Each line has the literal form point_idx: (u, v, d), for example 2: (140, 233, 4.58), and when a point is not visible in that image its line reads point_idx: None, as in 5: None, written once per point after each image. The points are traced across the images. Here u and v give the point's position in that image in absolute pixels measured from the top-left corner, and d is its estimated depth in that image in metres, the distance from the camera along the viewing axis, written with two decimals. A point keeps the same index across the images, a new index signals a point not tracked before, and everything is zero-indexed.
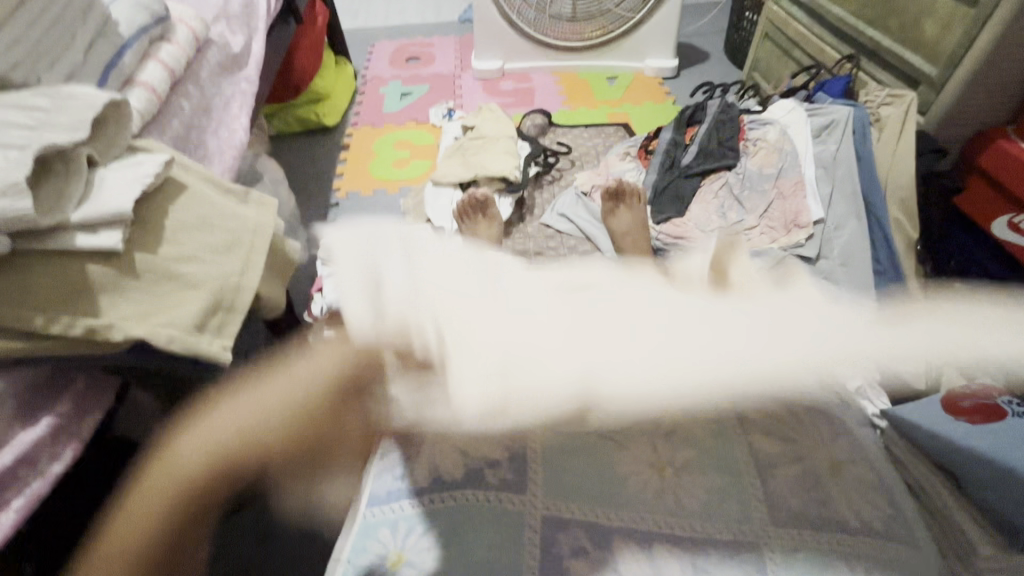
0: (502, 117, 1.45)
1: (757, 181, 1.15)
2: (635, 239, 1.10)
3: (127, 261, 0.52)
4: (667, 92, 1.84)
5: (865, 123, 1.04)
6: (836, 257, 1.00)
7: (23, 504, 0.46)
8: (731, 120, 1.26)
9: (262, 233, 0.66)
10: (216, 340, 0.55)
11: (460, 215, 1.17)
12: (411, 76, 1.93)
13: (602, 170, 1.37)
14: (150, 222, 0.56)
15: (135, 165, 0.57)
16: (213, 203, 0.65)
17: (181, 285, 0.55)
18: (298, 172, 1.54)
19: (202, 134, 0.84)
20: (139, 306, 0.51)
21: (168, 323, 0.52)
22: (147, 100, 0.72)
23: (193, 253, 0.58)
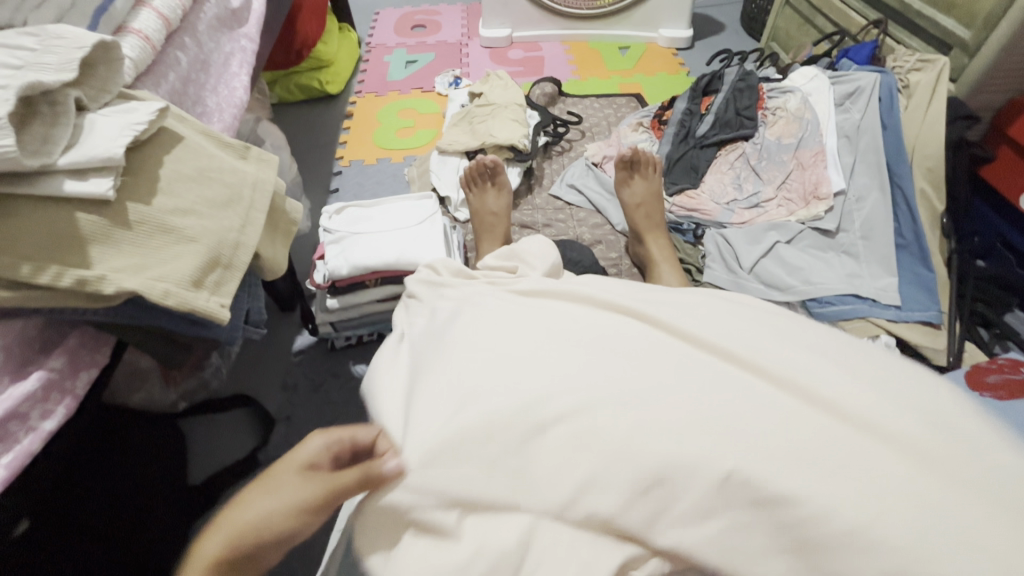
0: (511, 84, 1.40)
1: (775, 152, 1.11)
2: (648, 210, 1.07)
3: (118, 211, 0.50)
4: (681, 63, 1.77)
5: (893, 89, 0.98)
6: (856, 230, 0.97)
7: (13, 461, 0.44)
8: (750, 89, 1.21)
9: (262, 190, 0.63)
10: (214, 297, 0.52)
11: (467, 183, 1.13)
12: (417, 44, 1.87)
13: (614, 141, 1.33)
14: (143, 172, 0.53)
15: (128, 112, 0.55)
16: (210, 156, 0.61)
17: (177, 238, 0.52)
18: (300, 140, 1.50)
19: (200, 89, 0.81)
20: (132, 258, 0.49)
21: (162, 276, 0.49)
22: (141, 48, 0.68)
23: (190, 206, 0.55)
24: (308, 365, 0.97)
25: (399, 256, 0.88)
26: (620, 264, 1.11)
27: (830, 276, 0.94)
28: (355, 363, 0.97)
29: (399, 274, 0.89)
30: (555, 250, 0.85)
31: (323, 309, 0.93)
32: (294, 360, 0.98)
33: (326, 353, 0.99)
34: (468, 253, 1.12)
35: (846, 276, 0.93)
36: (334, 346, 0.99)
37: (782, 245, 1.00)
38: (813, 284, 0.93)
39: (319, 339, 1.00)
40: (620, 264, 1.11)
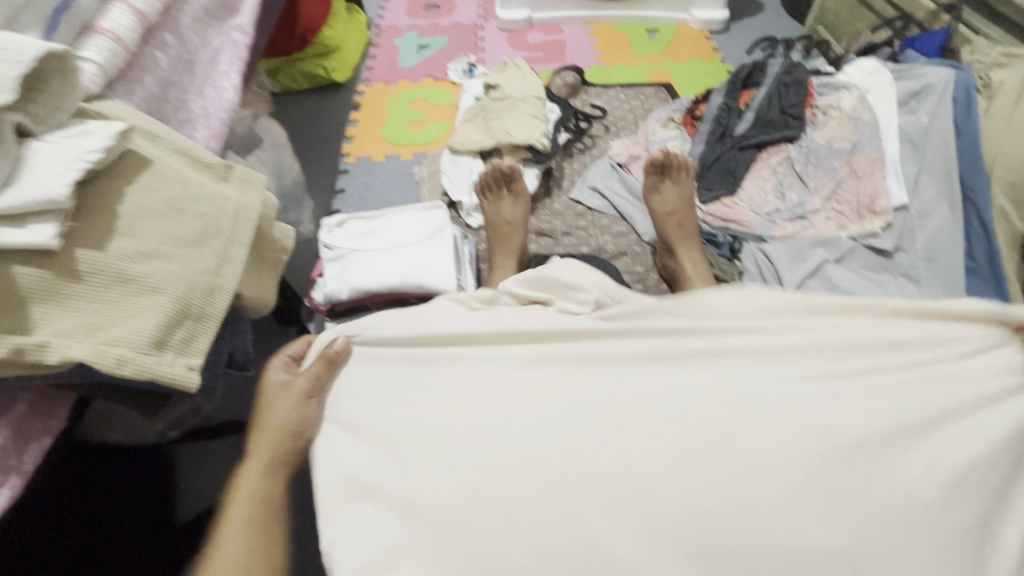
0: (529, 75, 1.29)
1: (825, 156, 1.00)
2: (680, 220, 0.97)
3: (68, 261, 0.42)
4: (715, 48, 1.63)
5: (970, 88, 0.87)
6: (918, 251, 0.86)
7: None
8: (797, 83, 1.09)
9: (244, 220, 0.55)
10: (180, 360, 0.45)
11: (481, 187, 1.04)
12: (430, 27, 1.75)
13: (641, 139, 1.21)
14: (100, 208, 0.46)
15: (83, 137, 0.47)
16: (185, 181, 0.53)
17: (138, 289, 0.45)
18: (305, 134, 1.42)
19: (183, 93, 0.72)
20: (83, 317, 0.41)
21: (117, 340, 0.42)
22: (111, 52, 0.60)
23: (156, 247, 0.47)
24: None
25: (405, 278, 0.80)
26: (647, 279, 1.02)
27: None
28: None
29: (405, 296, 0.81)
30: (602, 275, 0.63)
31: (323, 331, 0.86)
32: None
33: None
34: (480, 266, 1.03)
35: None
36: None
37: (831, 265, 0.89)
38: None
39: None
40: (645, 279, 1.02)
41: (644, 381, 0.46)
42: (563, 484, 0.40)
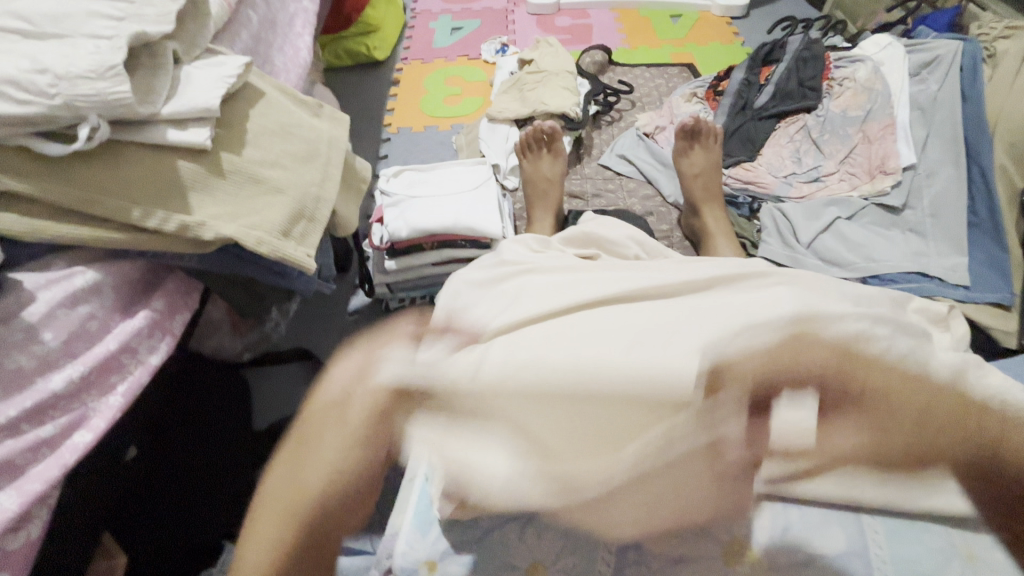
0: (561, 51, 1.38)
1: (839, 124, 1.08)
2: (706, 181, 1.04)
3: (215, 161, 0.52)
4: (735, 33, 1.71)
5: (977, 59, 0.95)
6: (924, 208, 0.94)
7: (127, 389, 0.47)
8: (815, 58, 1.17)
9: (337, 147, 0.65)
10: (300, 248, 0.54)
11: (521, 149, 1.13)
12: (462, 11, 1.85)
13: (666, 111, 1.30)
14: (233, 124, 0.55)
15: (217, 66, 0.56)
16: (290, 112, 0.63)
17: (267, 189, 0.54)
18: (349, 107, 1.52)
19: (269, 49, 0.82)
20: (228, 206, 0.51)
21: (255, 225, 0.51)
22: (220, 6, 0.70)
23: (276, 159, 0.57)
24: (362, 325, 1.01)
25: (458, 221, 0.89)
26: (672, 237, 1.10)
27: (894, 254, 0.91)
28: None
29: (457, 237, 0.90)
30: (624, 227, 0.93)
31: (380, 271, 0.95)
32: (350, 319, 1.01)
33: (380, 314, 1.01)
34: (518, 221, 1.12)
35: (912, 255, 0.91)
36: (388, 307, 1.01)
37: (843, 221, 0.97)
38: (876, 261, 0.91)
39: (372, 301, 1.03)
40: (671, 236, 1.10)
41: (653, 311, 0.65)
42: None
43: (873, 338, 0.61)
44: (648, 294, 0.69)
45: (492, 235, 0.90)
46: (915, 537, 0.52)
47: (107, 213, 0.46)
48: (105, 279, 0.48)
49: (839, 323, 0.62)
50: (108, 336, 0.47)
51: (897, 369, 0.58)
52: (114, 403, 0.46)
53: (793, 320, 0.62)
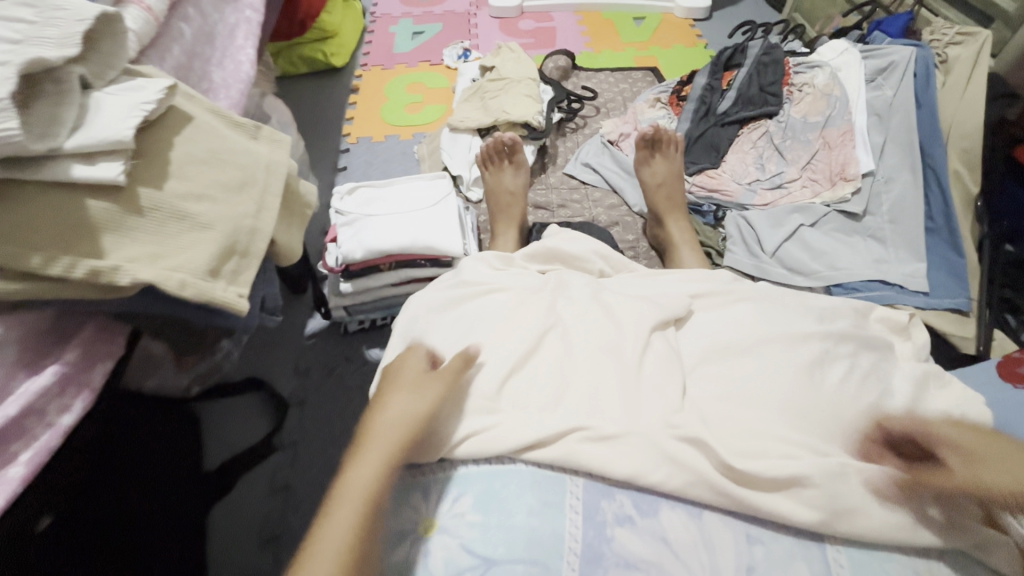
0: (523, 57, 1.35)
1: (800, 130, 1.08)
2: (669, 191, 1.03)
3: (130, 198, 0.47)
4: (698, 35, 1.71)
5: (930, 65, 0.95)
6: (883, 214, 0.94)
7: (33, 457, 0.43)
8: (775, 64, 1.17)
9: (276, 173, 0.61)
10: (232, 287, 0.50)
11: (482, 161, 1.10)
12: (424, 15, 1.81)
13: (630, 118, 1.28)
14: (154, 154, 0.51)
15: (134, 91, 0.52)
16: (222, 136, 0.59)
17: (192, 225, 0.50)
18: (305, 116, 1.46)
19: (205, 63, 0.77)
20: (147, 247, 0.47)
21: (178, 267, 0.47)
22: (144, 21, 0.65)
23: (204, 191, 0.52)
24: (320, 350, 0.96)
25: (415, 240, 0.86)
26: (638, 247, 1.08)
27: (856, 261, 0.92)
28: (369, 348, 0.96)
29: (416, 257, 0.87)
30: (588, 241, 0.91)
31: (336, 293, 0.91)
32: (307, 344, 0.97)
33: (339, 337, 0.97)
34: (482, 235, 1.09)
35: (872, 262, 0.91)
36: (347, 330, 0.98)
37: (806, 228, 0.97)
38: (838, 270, 0.91)
39: (331, 323, 0.99)
40: (636, 246, 1.08)
41: (614, 336, 0.62)
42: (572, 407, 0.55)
43: (837, 356, 0.60)
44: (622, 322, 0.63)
45: (452, 254, 0.87)
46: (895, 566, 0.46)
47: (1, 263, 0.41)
48: None
49: (802, 343, 0.61)
50: (8, 400, 0.42)
51: (861, 387, 0.57)
52: (15, 474, 0.41)
53: (757, 343, 0.61)
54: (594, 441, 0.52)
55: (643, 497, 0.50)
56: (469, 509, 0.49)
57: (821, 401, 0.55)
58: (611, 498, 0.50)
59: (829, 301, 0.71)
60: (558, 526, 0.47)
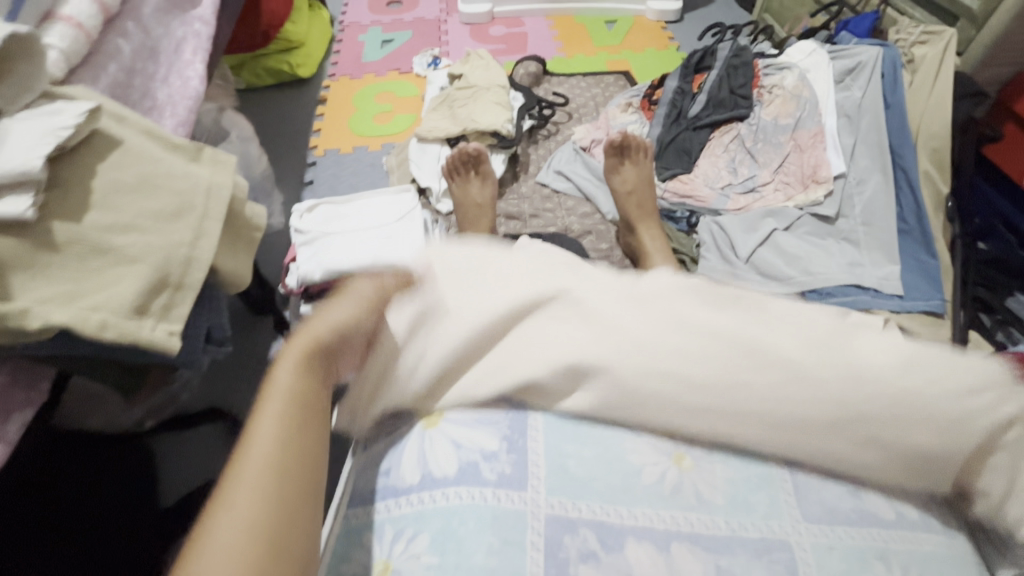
0: (492, 64, 1.32)
1: (771, 133, 1.06)
2: (640, 198, 1.01)
3: (43, 233, 0.44)
4: (671, 37, 1.70)
5: (897, 65, 0.95)
6: (856, 216, 0.93)
7: None
8: (745, 66, 1.16)
9: (216, 197, 0.57)
10: (161, 325, 0.47)
11: (449, 172, 1.07)
12: (393, 22, 1.77)
13: (602, 123, 1.26)
14: (73, 184, 0.47)
15: (51, 115, 0.48)
16: (156, 159, 0.55)
17: (116, 259, 0.46)
18: (271, 129, 1.42)
19: (147, 80, 0.73)
20: (62, 286, 0.43)
21: (98, 306, 0.43)
22: (73, 39, 0.61)
23: (131, 221, 0.49)
24: None
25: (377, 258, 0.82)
26: (611, 255, 1.06)
27: (830, 265, 0.90)
28: None
29: None
30: None
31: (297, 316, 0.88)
32: None
33: None
34: None
35: (846, 265, 0.90)
36: None
37: (780, 233, 0.96)
38: (813, 275, 0.90)
39: None
40: (610, 255, 1.06)
41: None
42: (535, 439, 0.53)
43: None
44: None
45: None
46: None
47: None
48: None
49: None
50: None
51: None
52: None
53: None
54: (558, 474, 0.50)
55: (606, 532, 0.47)
56: (425, 550, 0.47)
57: None
58: (573, 534, 0.47)
59: None
60: (518, 566, 0.45)
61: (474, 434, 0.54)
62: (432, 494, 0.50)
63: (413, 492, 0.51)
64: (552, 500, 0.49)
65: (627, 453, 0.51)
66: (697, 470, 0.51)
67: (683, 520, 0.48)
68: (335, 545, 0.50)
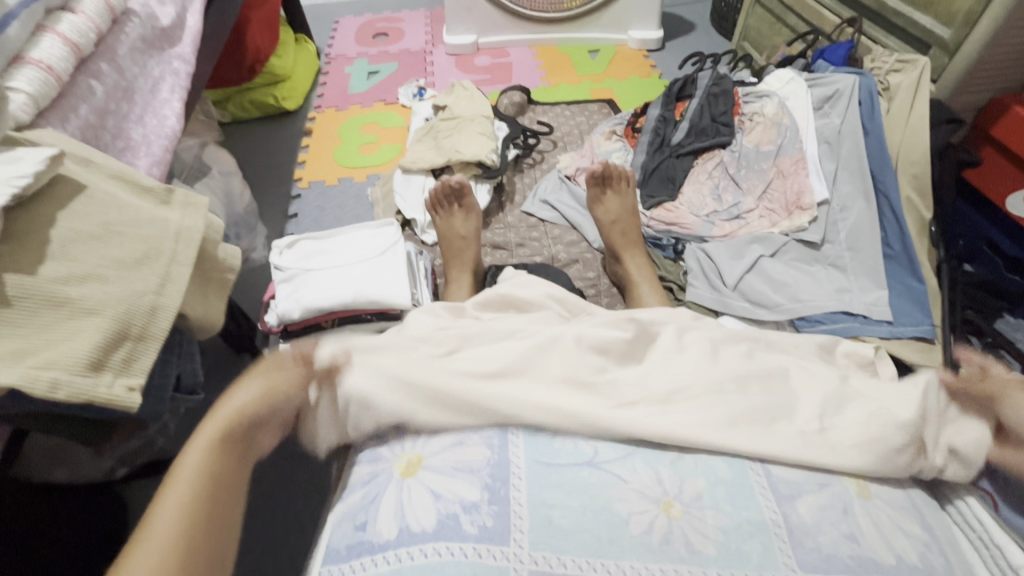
0: (476, 95, 1.33)
1: (754, 160, 1.07)
2: (625, 227, 1.01)
3: None
4: (653, 66, 1.73)
5: (873, 93, 0.96)
6: (842, 241, 0.93)
7: None
8: (725, 94, 1.17)
9: (186, 240, 0.56)
10: (120, 380, 0.45)
11: (433, 204, 1.07)
12: (379, 54, 1.80)
13: (587, 151, 1.27)
14: (30, 235, 0.45)
15: (11, 163, 0.47)
16: (123, 205, 0.54)
17: (72, 311, 0.44)
18: (256, 162, 1.41)
19: (121, 121, 0.72)
20: (10, 344, 0.41)
21: (49, 362, 0.41)
22: (41, 82, 0.60)
23: (92, 270, 0.47)
24: None
25: (358, 295, 0.80)
26: (599, 284, 1.05)
27: (818, 291, 0.89)
28: None
29: (359, 312, 0.81)
30: (544, 284, 0.87)
31: None
32: None
33: None
34: (436, 280, 1.05)
35: (834, 292, 0.89)
36: None
37: (766, 259, 0.95)
38: (801, 302, 0.89)
39: None
40: (598, 284, 1.05)
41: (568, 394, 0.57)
42: (519, 489, 0.50)
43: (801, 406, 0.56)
44: (566, 380, 0.58)
45: (398, 307, 0.82)
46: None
47: None
48: None
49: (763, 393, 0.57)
50: None
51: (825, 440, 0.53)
52: None
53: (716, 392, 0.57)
54: (541, 534, 0.47)
55: None
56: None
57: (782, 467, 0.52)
58: None
59: (790, 341, 0.68)
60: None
61: (454, 482, 0.51)
62: (410, 551, 0.46)
63: (388, 549, 0.47)
64: (537, 554, 0.46)
65: (614, 501, 0.49)
66: (688, 518, 0.48)
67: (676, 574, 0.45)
68: None
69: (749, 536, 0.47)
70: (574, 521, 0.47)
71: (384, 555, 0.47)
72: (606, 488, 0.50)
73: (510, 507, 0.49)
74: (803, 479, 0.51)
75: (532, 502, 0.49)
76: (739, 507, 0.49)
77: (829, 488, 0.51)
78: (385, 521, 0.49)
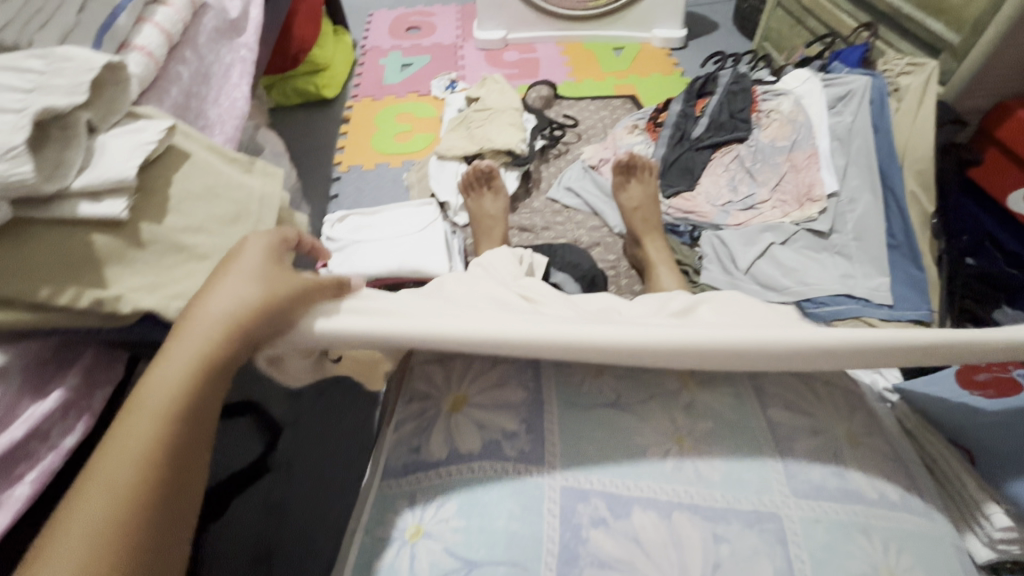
0: (507, 87, 1.41)
1: (769, 154, 1.14)
2: (646, 214, 1.08)
3: (132, 230, 0.51)
4: (675, 64, 1.79)
5: (884, 93, 1.02)
6: (849, 231, 0.99)
7: (36, 478, 0.45)
8: (743, 92, 1.23)
9: (269, 204, 0.65)
10: None
11: (466, 188, 1.15)
12: (413, 47, 1.88)
13: (609, 144, 1.34)
14: (154, 191, 0.55)
15: (137, 132, 0.56)
16: (219, 172, 0.62)
17: (190, 255, 0.54)
18: (299, 147, 1.51)
19: (202, 102, 0.82)
20: (147, 278, 0.50)
21: (178, 294, 0.51)
22: (145, 65, 0.70)
23: (201, 224, 0.56)
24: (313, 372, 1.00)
25: (402, 264, 0.89)
26: (618, 267, 1.13)
27: (824, 276, 0.96)
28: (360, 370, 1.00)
29: (403, 280, 0.90)
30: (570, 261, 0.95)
31: None
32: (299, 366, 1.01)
33: None
34: (468, 258, 1.14)
35: (839, 277, 0.96)
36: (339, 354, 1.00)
37: (777, 246, 1.02)
38: (807, 285, 0.96)
39: None
40: (617, 266, 1.13)
41: None
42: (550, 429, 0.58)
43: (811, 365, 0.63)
44: None
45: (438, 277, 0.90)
46: (849, 562, 0.49)
47: (12, 294, 0.45)
48: (10, 361, 0.46)
49: None
50: (15, 423, 0.45)
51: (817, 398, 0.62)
52: (21, 493, 0.44)
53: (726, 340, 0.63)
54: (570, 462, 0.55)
55: (616, 502, 0.52)
56: (453, 515, 0.53)
57: (780, 417, 0.59)
58: (586, 502, 0.52)
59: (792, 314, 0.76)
60: (537, 530, 0.51)
61: (496, 417, 0.59)
62: (458, 468, 0.56)
63: (441, 466, 0.57)
64: (569, 474, 0.54)
65: (634, 435, 0.57)
66: (697, 451, 0.56)
67: (683, 493, 0.52)
68: (372, 515, 0.57)
69: (749, 468, 0.55)
70: (596, 448, 0.56)
71: (438, 472, 0.57)
72: (626, 426, 0.57)
73: (545, 437, 0.57)
74: (797, 426, 0.59)
75: (562, 435, 0.58)
76: (739, 446, 0.56)
77: (823, 435, 0.58)
78: (437, 443, 0.59)
